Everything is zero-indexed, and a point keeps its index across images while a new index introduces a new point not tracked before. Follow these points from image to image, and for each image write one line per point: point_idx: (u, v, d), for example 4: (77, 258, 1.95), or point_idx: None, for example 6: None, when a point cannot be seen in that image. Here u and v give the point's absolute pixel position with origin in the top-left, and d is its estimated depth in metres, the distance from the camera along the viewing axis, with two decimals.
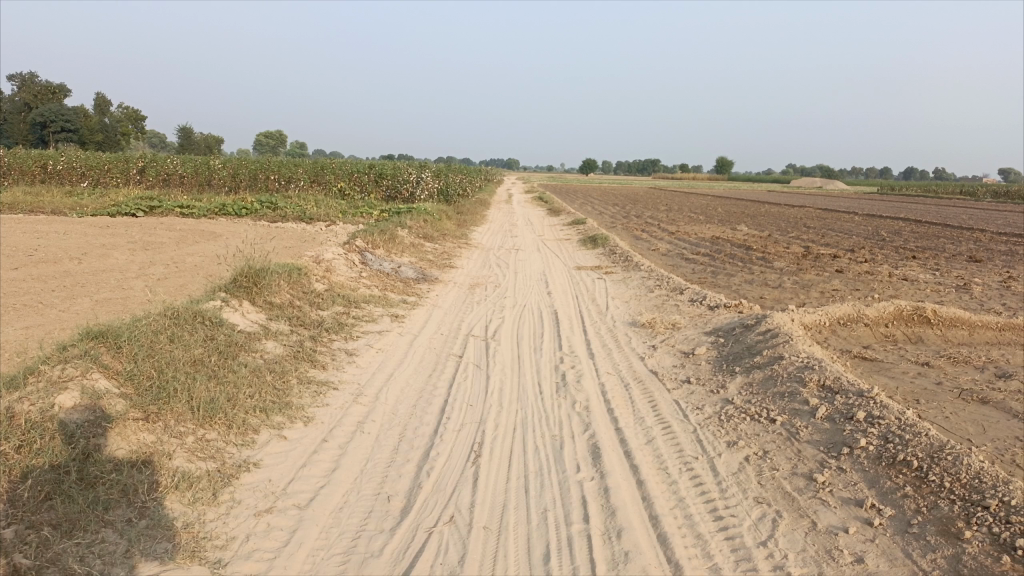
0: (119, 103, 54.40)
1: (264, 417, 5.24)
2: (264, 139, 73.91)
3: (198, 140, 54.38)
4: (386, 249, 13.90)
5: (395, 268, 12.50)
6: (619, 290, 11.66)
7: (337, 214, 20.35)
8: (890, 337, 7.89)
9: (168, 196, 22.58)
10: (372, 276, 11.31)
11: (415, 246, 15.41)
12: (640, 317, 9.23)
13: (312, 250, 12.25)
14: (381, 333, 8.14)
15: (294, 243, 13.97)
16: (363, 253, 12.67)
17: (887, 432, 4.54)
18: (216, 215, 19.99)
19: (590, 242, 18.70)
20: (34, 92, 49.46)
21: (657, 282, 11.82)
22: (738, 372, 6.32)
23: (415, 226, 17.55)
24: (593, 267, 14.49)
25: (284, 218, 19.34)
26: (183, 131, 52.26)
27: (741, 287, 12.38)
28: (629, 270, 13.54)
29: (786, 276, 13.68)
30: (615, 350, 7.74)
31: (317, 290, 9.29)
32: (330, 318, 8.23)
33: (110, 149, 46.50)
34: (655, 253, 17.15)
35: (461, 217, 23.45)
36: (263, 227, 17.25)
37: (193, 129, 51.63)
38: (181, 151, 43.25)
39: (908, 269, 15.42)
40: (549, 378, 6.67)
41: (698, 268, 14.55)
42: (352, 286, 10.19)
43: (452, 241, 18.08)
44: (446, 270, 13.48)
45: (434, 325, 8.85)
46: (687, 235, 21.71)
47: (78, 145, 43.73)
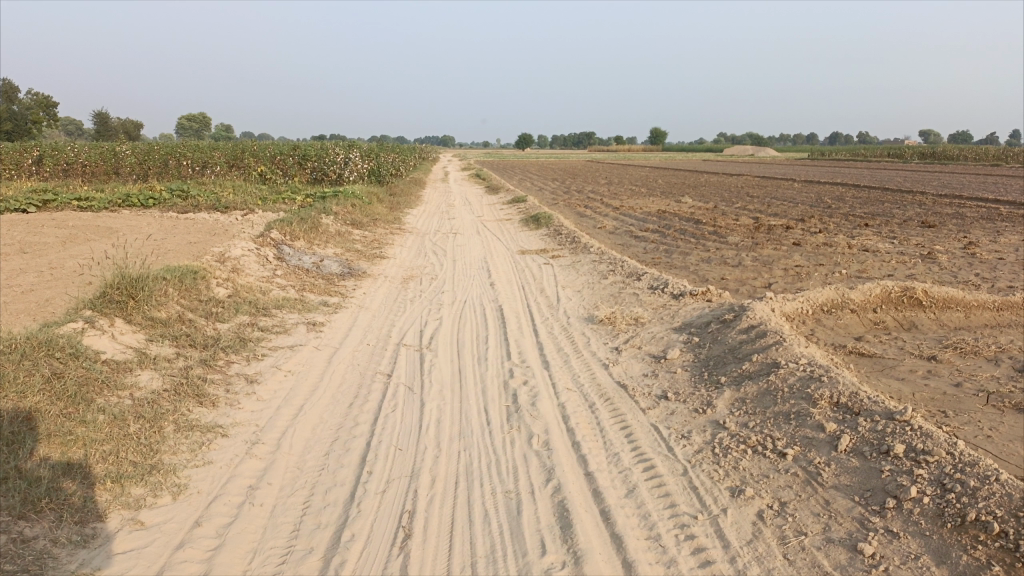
0: (27, 89, 50.53)
1: (116, 491, 3.90)
2: (187, 123, 70.65)
3: (116, 126, 51.23)
4: (307, 240, 12.46)
5: (316, 262, 11.09)
6: (569, 277, 10.51)
7: (256, 202, 18.65)
8: (882, 325, 6.93)
9: (67, 187, 20.45)
10: (288, 274, 9.90)
11: (342, 234, 13.98)
12: (596, 311, 8.08)
13: (219, 247, 10.74)
14: (291, 348, 6.80)
15: (201, 237, 12.41)
16: (279, 248, 11.22)
17: (941, 476, 3.48)
18: (119, 208, 18.11)
19: (533, 221, 17.52)
20: None
21: (610, 267, 10.71)
22: (724, 384, 5.20)
23: (342, 211, 16.07)
24: (538, 250, 13.30)
25: (198, 208, 17.59)
26: (99, 117, 49.09)
27: (699, 267, 11.37)
28: (578, 253, 12.41)
29: (744, 251, 12.76)
30: (573, 356, 6.55)
31: (218, 295, 7.86)
32: (229, 331, 6.86)
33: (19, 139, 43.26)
34: (602, 231, 16.06)
35: (394, 198, 21.98)
36: (171, 220, 15.52)
37: (109, 114, 48.54)
38: (96, 139, 40.39)
39: (865, 238, 14.70)
40: (497, 401, 5.44)
41: (650, 247, 13.50)
42: (260, 287, 8.78)
43: (385, 227, 16.67)
44: (376, 260, 12.13)
45: (359, 333, 7.51)
46: (632, 210, 20.76)
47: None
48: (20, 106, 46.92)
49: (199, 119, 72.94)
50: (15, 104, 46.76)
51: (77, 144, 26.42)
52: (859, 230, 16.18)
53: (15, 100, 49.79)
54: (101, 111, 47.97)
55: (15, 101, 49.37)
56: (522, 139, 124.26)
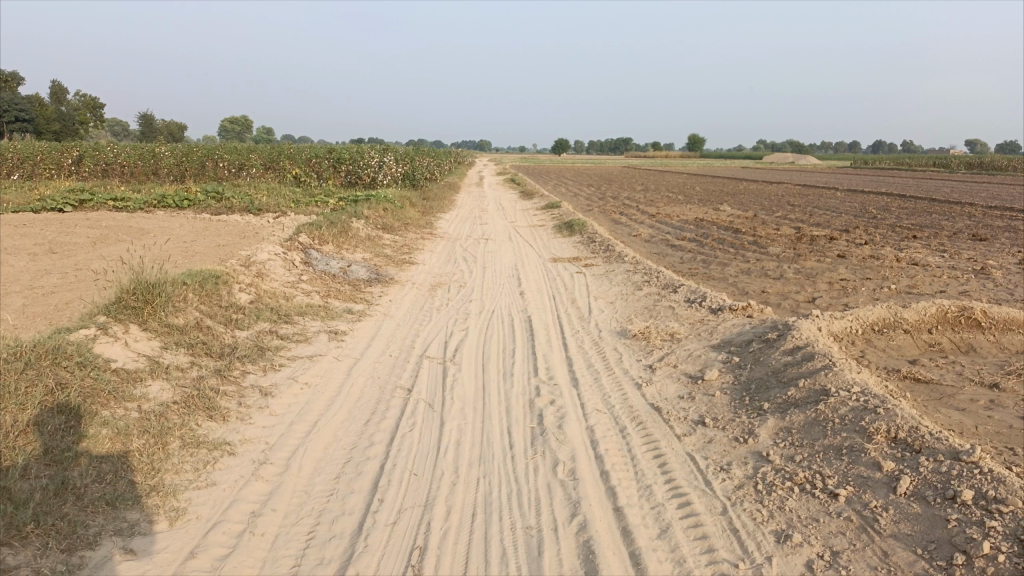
0: (75, 90, 51.60)
1: (110, 514, 3.64)
2: (229, 125, 71.67)
3: (160, 127, 52.08)
4: (336, 244, 12.27)
5: (343, 267, 10.88)
6: (602, 287, 10.16)
7: (289, 204, 18.59)
8: (938, 347, 6.46)
9: (105, 187, 20.64)
10: (314, 279, 9.69)
11: (372, 239, 13.78)
12: (630, 325, 7.72)
13: (246, 251, 10.58)
14: (310, 358, 6.55)
15: (229, 240, 12.28)
16: (306, 252, 11.04)
17: (1018, 530, 3.08)
18: (154, 209, 18.17)
19: (566, 228, 17.19)
20: None
21: (645, 277, 10.32)
22: (767, 411, 4.81)
23: (374, 215, 15.90)
24: (570, 258, 12.95)
25: (231, 209, 17.57)
26: (143, 119, 49.92)
27: (738, 279, 10.93)
28: (612, 261, 12.04)
29: (785, 263, 12.28)
30: (604, 373, 6.20)
31: (240, 301, 7.67)
32: (247, 340, 6.64)
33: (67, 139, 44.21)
34: (638, 239, 15.65)
35: (427, 202, 21.82)
36: (202, 222, 15.48)
37: (154, 116, 49.34)
38: (139, 141, 41.01)
39: (913, 251, 14.09)
40: (522, 422, 5.12)
41: (687, 257, 13.07)
42: (284, 293, 8.57)
43: (416, 232, 16.46)
44: (404, 266, 11.89)
45: (382, 343, 7.25)
46: (669, 218, 20.30)
47: (33, 136, 41.39)
48: (68, 107, 47.90)
49: (240, 121, 73.96)
50: (62, 105, 47.79)
51: (117, 145, 26.71)
52: (906, 242, 15.54)
53: (64, 101, 50.90)
54: (145, 113, 48.83)
55: (63, 101, 50.41)
56: (558, 144, 123.83)
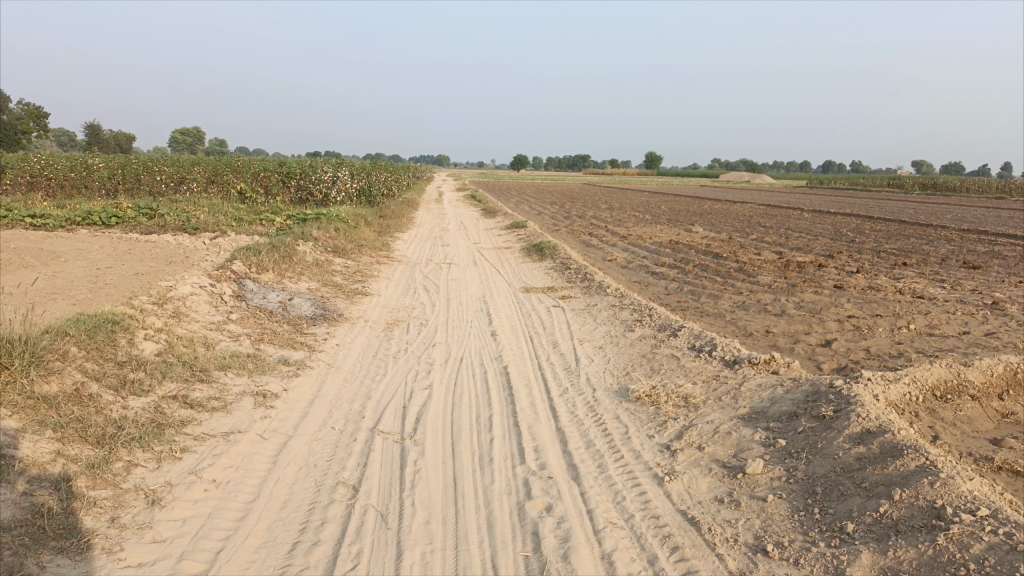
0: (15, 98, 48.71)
1: None
2: (181, 136, 69.15)
3: (108, 138, 49.47)
4: (277, 272, 10.68)
5: (283, 301, 9.32)
6: (585, 326, 8.80)
7: (230, 223, 16.86)
8: (1015, 419, 5.24)
9: (25, 202, 18.59)
10: (244, 318, 8.12)
11: (320, 265, 12.21)
12: (630, 381, 6.36)
13: (167, 282, 8.96)
14: (226, 435, 5.02)
15: (152, 267, 10.61)
16: (240, 284, 9.44)
17: None
18: (77, 227, 16.29)
19: (535, 251, 15.86)
20: None
21: (634, 313, 9.01)
22: (856, 538, 3.47)
23: (323, 236, 14.34)
24: (544, 288, 11.60)
25: (164, 229, 15.81)
26: (89, 129, 47.35)
27: (737, 315, 9.68)
28: (592, 293, 10.69)
29: (781, 295, 11.11)
30: (609, 457, 4.80)
31: (144, 355, 6.10)
32: (142, 414, 5.09)
33: (8, 149, 41.33)
34: (613, 265, 14.39)
35: (383, 221, 20.29)
36: (127, 244, 13.69)
37: (103, 128, 47.01)
38: (83, 151, 38.66)
39: (910, 281, 13.08)
40: (510, 547, 3.68)
41: (673, 288, 11.79)
42: (203, 339, 7.01)
43: (371, 255, 14.91)
44: (356, 298, 10.37)
45: (324, 409, 5.74)
46: (642, 240, 19.12)
47: None
48: (9, 113, 45.04)
49: (193, 132, 71.15)
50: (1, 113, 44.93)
51: (47, 156, 24.62)
52: (897, 270, 14.56)
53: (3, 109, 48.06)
54: (92, 123, 46.37)
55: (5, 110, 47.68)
56: (517, 160, 122.71)
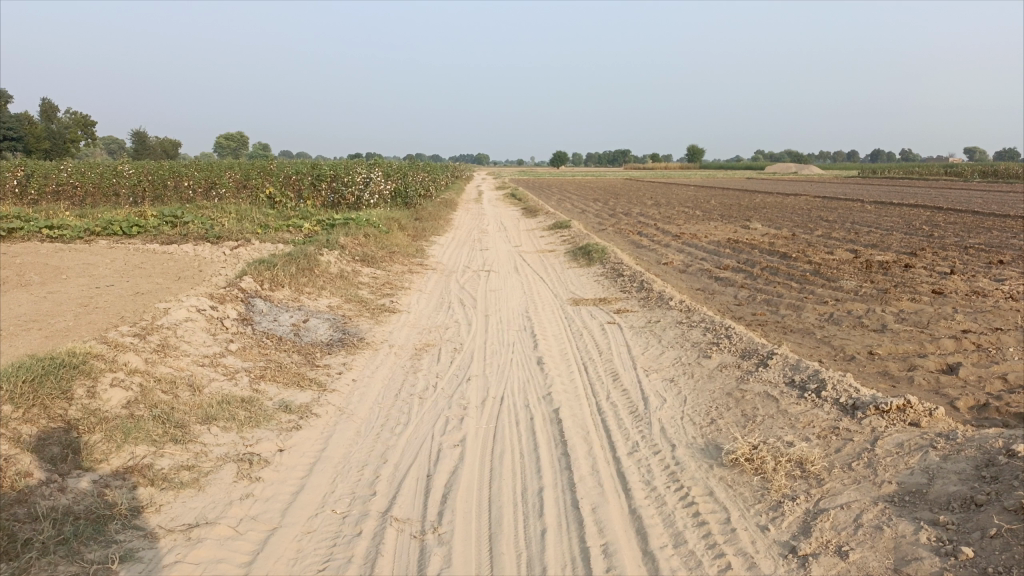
0: (66, 108, 48.86)
1: None
2: (225, 142, 69.30)
3: (154, 144, 49.27)
4: (294, 287, 9.47)
5: (296, 323, 8.10)
6: (649, 349, 7.40)
7: (255, 230, 15.76)
8: None
9: (48, 212, 17.76)
10: (246, 347, 6.88)
11: (345, 276, 10.99)
12: (720, 434, 4.94)
13: (164, 304, 7.79)
14: (189, 530, 3.75)
15: (155, 285, 9.47)
16: (248, 304, 8.22)
17: None
18: (96, 237, 15.34)
19: (582, 254, 14.47)
20: None
21: (708, 333, 7.58)
22: None
23: (351, 243, 13.13)
24: (595, 299, 10.21)
25: (185, 238, 14.77)
26: (136, 137, 47.17)
27: (828, 332, 8.18)
28: (652, 306, 9.23)
29: (873, 304, 9.56)
30: (713, 569, 3.40)
31: (105, 409, 4.90)
32: (81, 501, 3.85)
33: (59, 157, 40.98)
34: (669, 270, 12.94)
35: (419, 224, 19.11)
36: (141, 256, 12.63)
37: (148, 135, 46.81)
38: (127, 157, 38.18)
39: (1017, 283, 11.37)
40: None
41: (743, 296, 10.30)
42: (189, 380, 5.78)
43: (403, 263, 13.66)
44: (382, 316, 9.11)
45: (327, 479, 4.45)
46: (697, 239, 17.58)
47: (26, 155, 37.96)
48: (59, 123, 44.82)
49: (236, 137, 71.14)
50: (53, 122, 44.94)
51: (77, 163, 23.97)
52: (996, 270, 12.79)
53: (54, 118, 48.23)
54: (140, 131, 46.23)
55: (51, 118, 47.83)
56: (558, 156, 120.90)
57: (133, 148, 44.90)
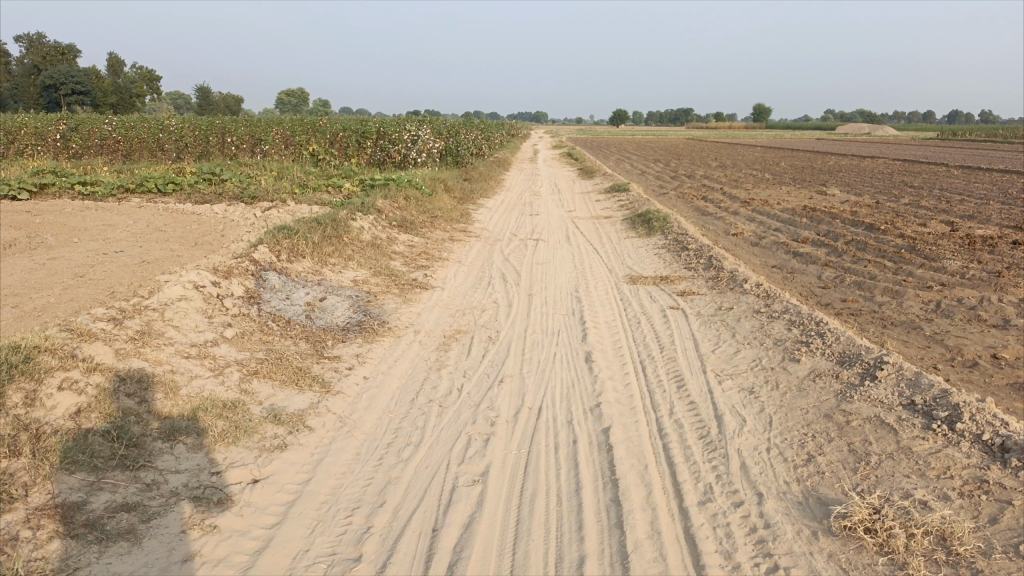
0: (132, 63, 48.83)
1: None
2: (285, 98, 69.16)
3: (217, 100, 49.05)
4: (318, 257, 8.48)
5: (312, 301, 7.10)
6: (722, 345, 6.17)
7: (292, 190, 14.83)
8: None
9: (88, 168, 17.17)
10: (245, 334, 5.91)
11: (378, 244, 9.95)
12: (823, 483, 3.75)
13: (164, 277, 6.86)
14: None
15: (167, 252, 8.56)
16: (259, 278, 7.25)
17: None
18: (129, 195, 14.62)
19: (642, 221, 13.17)
20: (44, 54, 44.41)
21: (792, 327, 6.31)
22: None
23: (390, 206, 12.09)
24: (656, 277, 8.96)
25: (219, 197, 13.93)
26: (199, 93, 46.84)
27: (939, 329, 6.79)
28: (723, 289, 7.95)
29: (987, 291, 8.10)
30: None
31: (44, 420, 3.94)
32: None
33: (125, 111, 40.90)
34: (740, 243, 11.56)
35: (467, 185, 17.99)
36: (168, 217, 11.81)
37: (212, 90, 46.49)
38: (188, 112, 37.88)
39: None
40: None
41: (828, 277, 8.93)
42: (164, 377, 4.81)
43: (446, 229, 12.57)
44: (413, 293, 8.06)
45: (302, 530, 3.43)
46: (769, 206, 16.02)
47: (93, 109, 37.83)
48: (126, 79, 44.74)
49: (296, 94, 70.72)
50: (119, 77, 45.00)
51: (124, 117, 23.42)
52: None
53: (120, 73, 48.39)
54: (203, 86, 46.04)
55: (115, 73, 47.89)
56: (618, 115, 117.79)
57: (196, 103, 44.77)
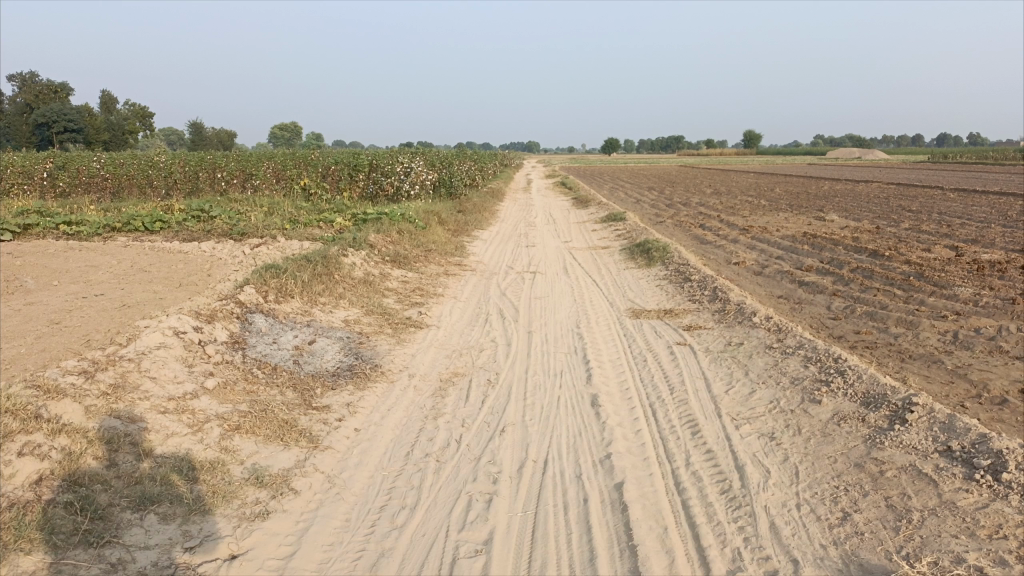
0: (126, 100, 48.79)
1: None
2: (278, 132, 69.24)
3: (210, 135, 48.97)
4: (307, 297, 8.13)
5: (300, 345, 6.72)
6: (735, 385, 5.81)
7: (283, 226, 14.51)
8: None
9: (75, 207, 16.84)
10: (228, 384, 5.53)
11: (371, 281, 9.61)
12: (864, 547, 3.38)
13: (144, 322, 6.48)
14: None
15: (149, 294, 8.19)
16: (245, 322, 6.88)
17: None
18: (116, 234, 14.27)
19: (641, 251, 12.87)
20: (36, 92, 44.28)
21: (808, 364, 5.96)
22: None
23: (383, 241, 11.77)
24: (660, 310, 8.62)
25: (208, 234, 13.59)
26: (192, 129, 46.76)
27: (961, 362, 6.45)
28: (731, 323, 7.61)
29: (1005, 320, 7.78)
30: None
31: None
32: None
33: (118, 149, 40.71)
34: (742, 272, 11.26)
35: (462, 217, 17.71)
36: (154, 257, 11.46)
37: (205, 126, 46.44)
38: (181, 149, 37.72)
39: None
40: None
41: (837, 308, 8.60)
42: (138, 435, 4.43)
43: (440, 263, 12.24)
44: (407, 333, 7.70)
45: None
46: (768, 233, 15.76)
47: (86, 147, 37.61)
48: (119, 116, 44.65)
49: (288, 129, 70.86)
50: (112, 115, 44.89)
51: (114, 154, 23.15)
52: None
53: (113, 111, 48.32)
54: (196, 122, 45.97)
55: (108, 111, 47.80)
56: (610, 144, 118.40)
57: (189, 139, 44.63)
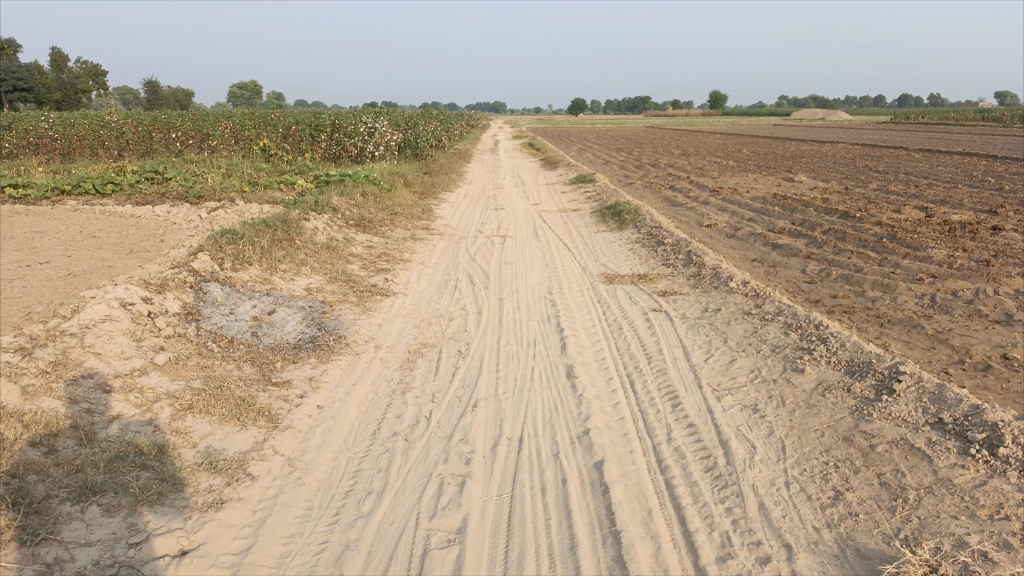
0: (78, 58, 46.84)
1: None
2: (238, 91, 67.29)
3: (167, 95, 47.33)
4: (267, 264, 7.75)
5: (258, 316, 6.37)
6: (715, 354, 5.61)
7: (241, 188, 13.95)
8: None
9: (21, 169, 16.05)
10: (180, 359, 5.18)
11: (334, 246, 9.22)
12: (860, 530, 3.20)
13: (89, 293, 6.07)
14: None
15: (98, 262, 7.72)
16: (199, 291, 6.50)
17: None
18: (65, 198, 13.61)
19: (612, 213, 12.62)
20: None
21: (788, 331, 5.78)
22: None
23: (346, 204, 11.34)
24: (633, 275, 8.39)
25: (163, 198, 13.01)
26: (148, 88, 45.13)
27: (941, 326, 6.32)
28: (707, 288, 7.41)
29: (981, 283, 7.69)
30: None
31: None
32: None
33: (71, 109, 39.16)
34: (715, 235, 11.07)
35: (428, 179, 17.27)
36: (104, 221, 10.90)
37: (162, 85, 44.81)
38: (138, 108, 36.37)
39: None
40: None
41: (813, 271, 8.45)
42: (80, 418, 4.08)
43: (407, 227, 11.86)
44: (372, 301, 7.37)
45: None
46: (739, 195, 15.59)
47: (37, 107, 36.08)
48: (70, 74, 42.92)
49: (248, 88, 68.91)
50: (64, 73, 43.11)
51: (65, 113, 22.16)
52: None
53: (64, 68, 46.38)
54: (152, 80, 44.35)
55: (59, 69, 45.89)
56: (577, 104, 117.44)
57: (145, 98, 43.06)
